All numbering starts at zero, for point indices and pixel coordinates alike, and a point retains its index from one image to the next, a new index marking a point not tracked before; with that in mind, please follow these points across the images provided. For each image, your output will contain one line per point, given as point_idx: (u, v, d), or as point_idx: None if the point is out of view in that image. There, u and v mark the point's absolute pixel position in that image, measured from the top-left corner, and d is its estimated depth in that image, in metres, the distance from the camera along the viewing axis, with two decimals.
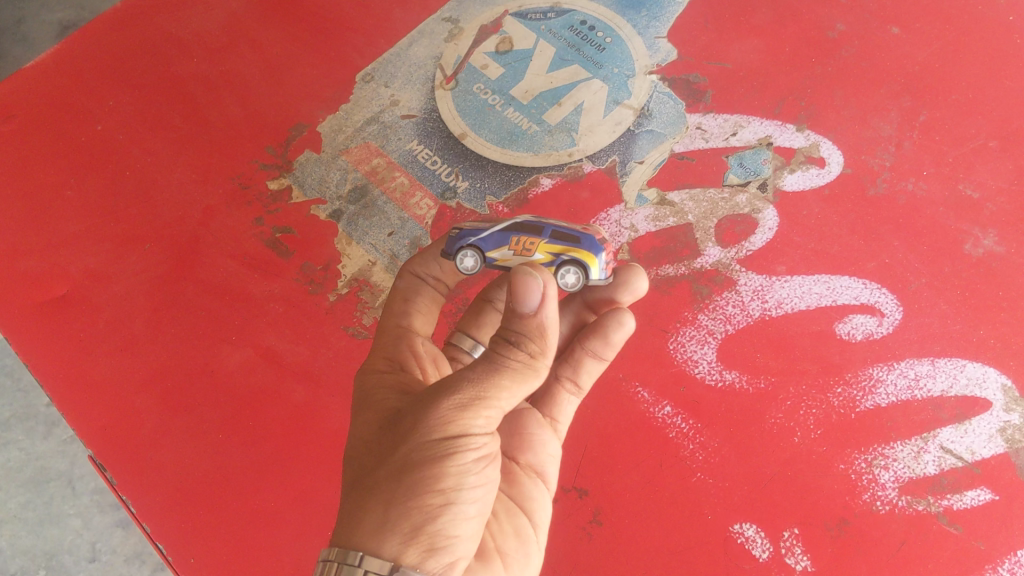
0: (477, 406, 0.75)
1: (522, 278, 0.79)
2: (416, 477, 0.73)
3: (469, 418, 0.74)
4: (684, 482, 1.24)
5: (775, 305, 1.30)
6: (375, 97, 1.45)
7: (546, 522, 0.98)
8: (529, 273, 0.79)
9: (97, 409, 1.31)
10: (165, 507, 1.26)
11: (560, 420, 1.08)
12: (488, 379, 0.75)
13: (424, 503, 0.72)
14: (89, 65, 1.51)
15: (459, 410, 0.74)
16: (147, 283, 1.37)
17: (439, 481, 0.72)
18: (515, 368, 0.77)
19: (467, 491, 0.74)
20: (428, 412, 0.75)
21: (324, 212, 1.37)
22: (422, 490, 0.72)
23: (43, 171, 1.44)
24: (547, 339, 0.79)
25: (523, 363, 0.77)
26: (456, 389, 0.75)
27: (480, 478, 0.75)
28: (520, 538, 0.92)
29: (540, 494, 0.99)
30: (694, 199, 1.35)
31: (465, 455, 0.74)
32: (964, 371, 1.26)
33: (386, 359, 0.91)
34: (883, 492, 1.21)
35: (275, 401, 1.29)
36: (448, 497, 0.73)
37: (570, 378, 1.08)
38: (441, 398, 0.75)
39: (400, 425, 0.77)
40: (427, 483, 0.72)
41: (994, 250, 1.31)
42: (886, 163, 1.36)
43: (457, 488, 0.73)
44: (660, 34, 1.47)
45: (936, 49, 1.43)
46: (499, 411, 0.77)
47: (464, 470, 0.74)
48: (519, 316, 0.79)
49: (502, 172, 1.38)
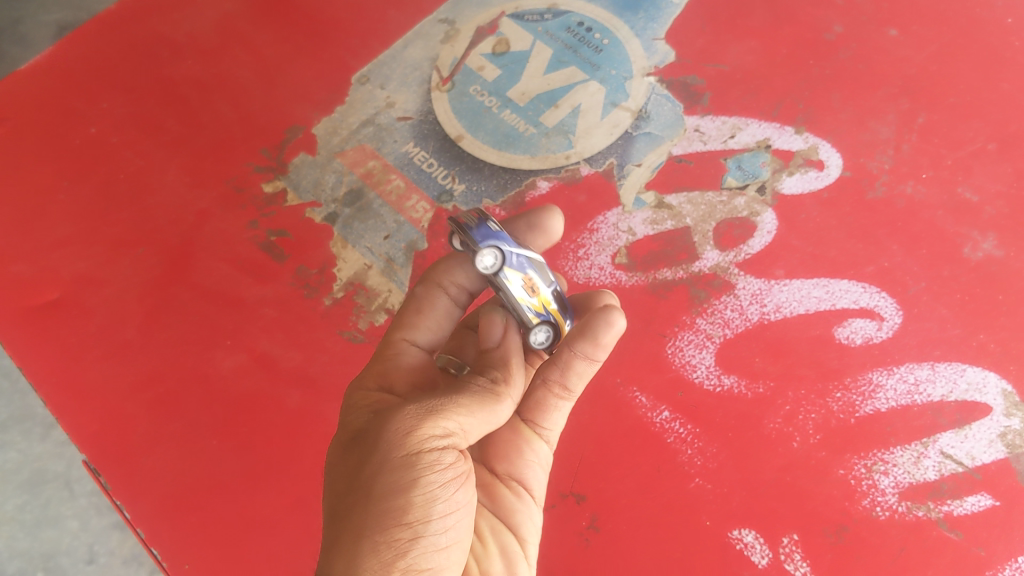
0: (434, 429, 0.76)
1: (485, 321, 0.89)
2: (380, 510, 0.73)
3: (428, 440, 0.76)
4: (682, 487, 1.23)
5: (774, 309, 1.29)
6: (370, 99, 1.44)
7: (533, 531, 0.99)
8: (491, 314, 0.89)
9: (91, 413, 1.30)
10: (160, 512, 1.26)
11: (549, 427, 0.99)
12: (446, 400, 0.78)
13: (393, 536, 0.73)
14: (82, 67, 1.50)
15: (419, 434, 0.76)
16: (141, 287, 1.36)
17: (405, 512, 0.73)
18: (474, 392, 0.80)
19: (435, 521, 0.75)
20: (389, 438, 0.76)
21: (320, 215, 1.36)
22: (389, 524, 0.73)
23: (37, 173, 1.43)
24: (509, 370, 0.84)
25: (484, 390, 0.81)
26: (414, 412, 0.77)
27: (447, 504, 0.76)
28: (506, 556, 0.94)
29: (525, 505, 0.99)
30: (692, 202, 1.34)
31: (429, 479, 0.75)
32: (964, 375, 1.25)
33: (379, 377, 0.90)
34: (883, 498, 1.20)
35: (269, 406, 1.28)
36: (416, 528, 0.74)
37: (557, 382, 0.94)
38: (400, 422, 0.76)
39: (362, 456, 0.78)
40: (393, 514, 0.73)
41: (993, 254, 1.30)
42: (885, 166, 1.35)
43: (425, 517, 0.74)
44: (658, 36, 1.46)
45: (933, 52, 1.42)
46: (459, 429, 0.78)
47: (431, 496, 0.75)
48: (484, 352, 0.86)
49: (499, 175, 1.37)
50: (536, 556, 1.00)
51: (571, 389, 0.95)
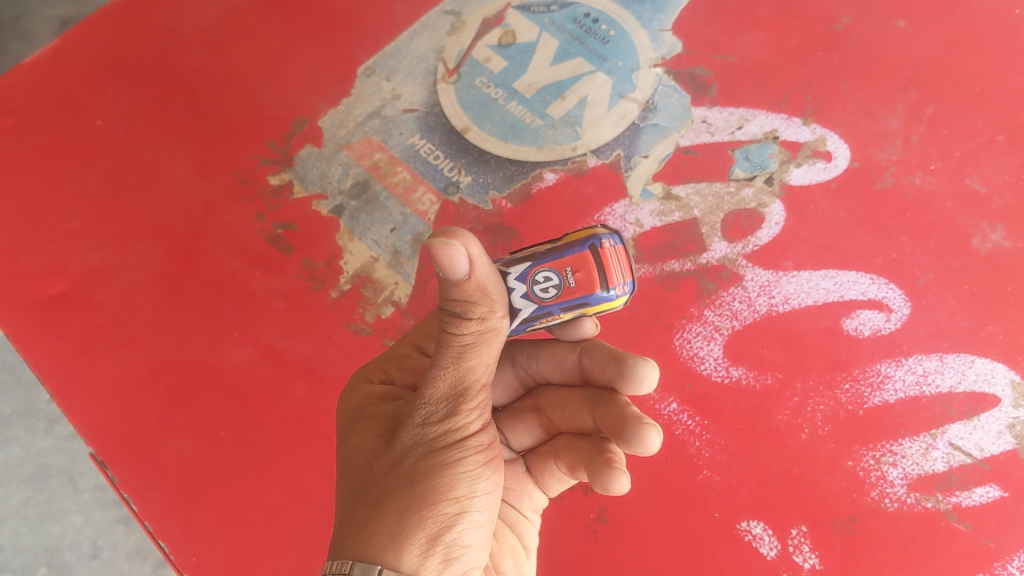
0: (466, 401, 0.76)
1: (438, 248, 0.66)
2: (425, 488, 0.73)
3: (461, 410, 0.75)
4: (690, 479, 1.23)
5: (782, 300, 1.28)
6: (377, 91, 1.44)
7: (533, 542, 0.99)
8: (449, 235, 0.67)
9: (100, 406, 1.30)
10: (170, 504, 1.26)
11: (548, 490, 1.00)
12: (467, 364, 0.74)
13: (439, 513, 0.73)
14: (88, 60, 1.49)
15: (451, 405, 0.75)
16: (148, 279, 1.35)
17: (452, 490, 0.74)
18: (481, 340, 0.74)
19: (478, 499, 0.76)
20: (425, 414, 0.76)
21: (326, 208, 1.36)
22: (436, 501, 0.73)
23: (43, 166, 1.43)
24: (491, 296, 0.73)
25: (487, 339, 0.74)
26: (441, 383, 0.75)
27: (487, 481, 0.77)
28: (516, 557, 0.94)
29: (527, 524, 0.99)
30: (699, 193, 1.33)
31: (471, 457, 0.76)
32: (972, 366, 1.24)
33: (381, 371, 0.92)
34: (892, 490, 1.20)
35: (277, 398, 1.28)
36: (460, 506, 0.74)
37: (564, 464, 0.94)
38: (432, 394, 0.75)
39: (398, 430, 0.77)
40: (440, 492, 0.73)
41: (1001, 245, 1.29)
42: (893, 157, 1.34)
43: (469, 494, 0.75)
44: (664, 27, 1.45)
45: (942, 43, 1.41)
46: (485, 391, 0.78)
47: (475, 474, 0.76)
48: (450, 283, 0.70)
49: (505, 167, 1.37)
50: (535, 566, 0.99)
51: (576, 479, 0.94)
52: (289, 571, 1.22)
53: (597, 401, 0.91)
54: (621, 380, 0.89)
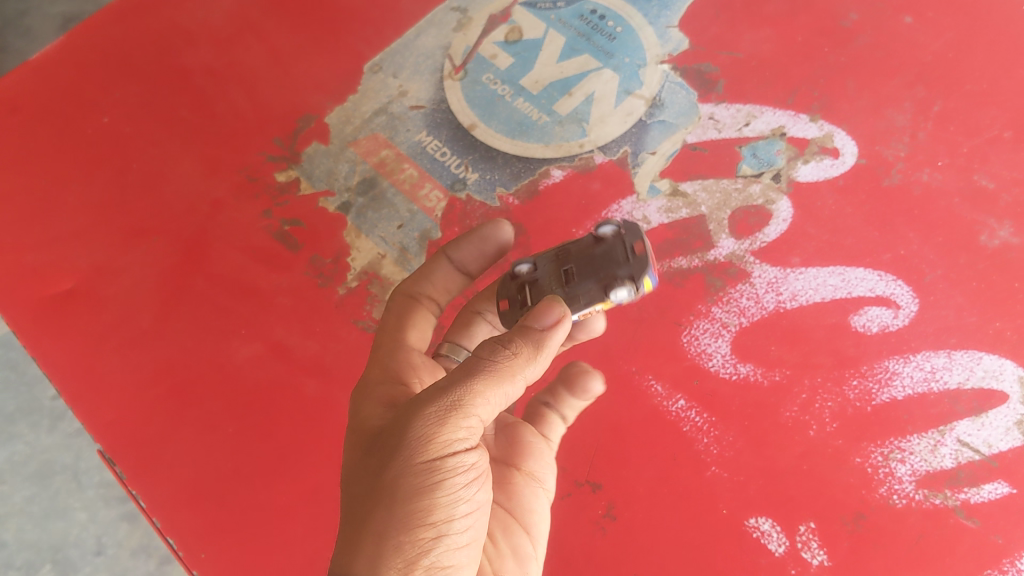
0: (456, 426, 0.77)
1: (546, 304, 0.83)
2: (406, 511, 0.74)
3: (449, 431, 0.77)
4: (698, 475, 1.23)
5: (790, 297, 1.28)
6: (383, 87, 1.43)
7: (543, 529, 1.02)
8: (552, 300, 0.84)
9: (107, 403, 1.30)
10: (177, 501, 1.26)
11: (555, 437, 1.10)
12: (464, 387, 0.77)
13: (418, 536, 0.74)
14: (94, 58, 1.49)
15: (441, 426, 0.76)
16: (155, 276, 1.35)
17: (431, 514, 0.75)
18: (490, 374, 0.79)
19: (457, 521, 0.77)
20: (413, 434, 0.76)
21: (333, 204, 1.36)
22: (415, 526, 0.74)
23: (49, 163, 1.43)
24: (541, 355, 0.82)
25: (502, 367, 0.79)
26: (435, 405, 0.77)
27: (469, 504, 0.79)
28: (518, 557, 0.96)
29: (539, 509, 1.02)
30: (707, 189, 1.33)
31: (454, 480, 0.77)
32: (981, 363, 1.24)
33: (382, 370, 0.94)
34: (900, 486, 1.20)
35: (285, 395, 1.28)
36: (439, 529, 0.75)
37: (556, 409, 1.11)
38: (427, 416, 0.77)
39: (384, 448, 0.78)
40: (420, 515, 0.74)
41: (1009, 241, 1.29)
42: (900, 154, 1.34)
43: (449, 518, 0.76)
44: (671, 23, 1.45)
45: (949, 40, 1.41)
46: (478, 421, 0.79)
47: (456, 496, 0.77)
48: (522, 328, 0.82)
49: (512, 164, 1.37)
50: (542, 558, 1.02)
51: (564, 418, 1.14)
52: (296, 567, 1.21)
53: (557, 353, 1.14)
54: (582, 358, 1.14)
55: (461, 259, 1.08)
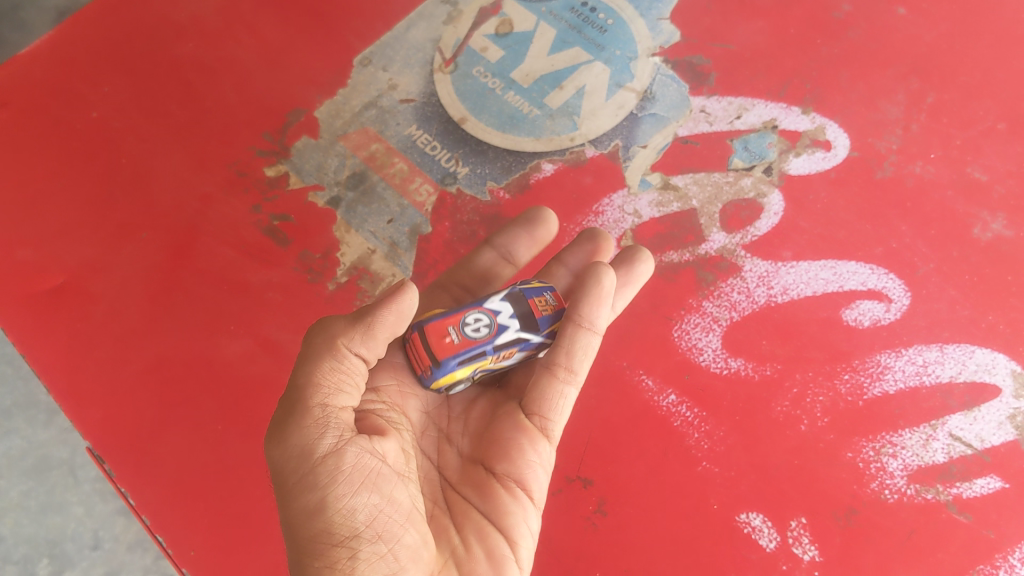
0: (318, 438, 0.81)
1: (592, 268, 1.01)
2: (308, 536, 0.80)
3: (314, 447, 0.81)
4: (689, 471, 1.22)
5: (781, 291, 1.27)
6: (373, 81, 1.43)
7: (526, 536, 0.95)
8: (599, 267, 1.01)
9: (98, 399, 1.30)
10: (168, 497, 1.26)
11: (554, 429, 0.99)
12: (310, 402, 0.83)
13: (330, 556, 0.80)
14: (83, 52, 1.48)
15: (304, 447, 0.81)
16: (145, 272, 1.35)
17: (330, 534, 0.80)
18: (330, 368, 0.85)
19: (362, 531, 0.80)
20: (288, 467, 0.82)
21: (323, 199, 1.35)
22: (320, 547, 0.80)
23: (39, 158, 1.42)
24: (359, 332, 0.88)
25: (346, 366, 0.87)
26: (295, 429, 0.82)
27: (366, 511, 0.81)
28: (492, 560, 0.91)
29: (519, 510, 0.95)
30: (698, 183, 1.32)
31: (337, 491, 0.80)
32: (973, 357, 1.23)
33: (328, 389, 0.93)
34: (892, 481, 1.20)
35: (276, 391, 1.28)
36: (347, 544, 0.80)
37: (562, 365, 0.98)
38: (286, 446, 0.82)
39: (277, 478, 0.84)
40: (323, 536, 0.80)
41: (1002, 234, 1.28)
42: (893, 146, 1.33)
43: (352, 532, 0.80)
44: (663, 15, 1.44)
45: (943, 31, 1.40)
46: (343, 421, 0.83)
47: (348, 509, 0.80)
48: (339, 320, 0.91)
49: (503, 158, 1.36)
50: (530, 559, 0.96)
51: (577, 370, 0.99)
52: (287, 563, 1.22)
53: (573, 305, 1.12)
54: (634, 263, 1.13)
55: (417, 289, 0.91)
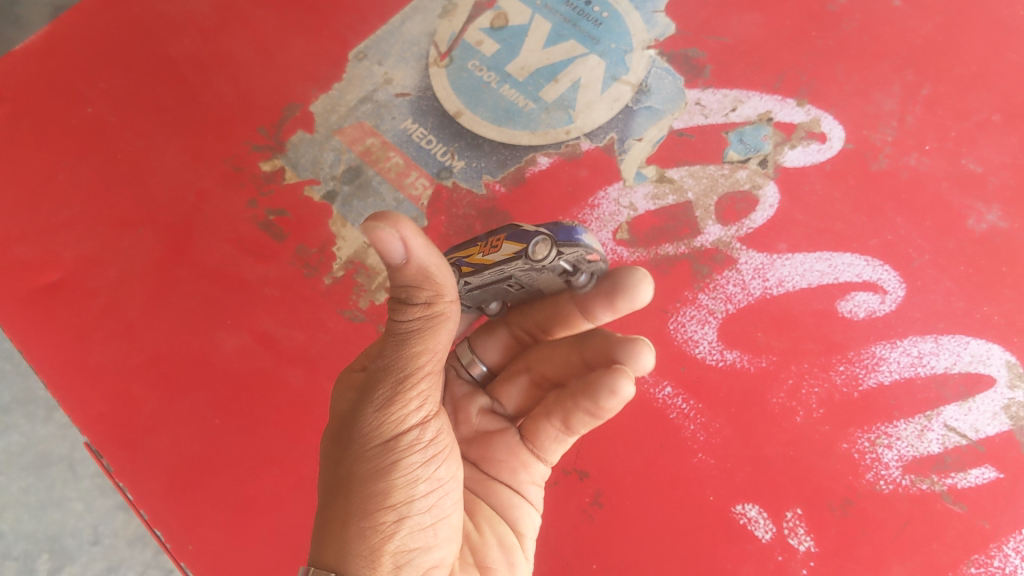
0: (408, 402, 0.78)
1: (633, 346, 0.88)
2: (363, 496, 0.76)
3: (402, 411, 0.77)
4: (685, 462, 1.23)
5: (777, 283, 1.28)
6: (369, 75, 1.42)
7: (529, 527, 0.99)
8: (636, 344, 0.88)
9: (96, 394, 1.31)
10: (167, 491, 1.27)
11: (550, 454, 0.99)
12: (405, 359, 0.76)
13: (379, 521, 0.76)
14: (78, 47, 1.48)
15: (392, 406, 0.77)
16: (142, 267, 1.35)
17: (388, 497, 0.76)
18: (418, 332, 0.76)
19: (418, 501, 0.78)
20: (363, 419, 0.77)
21: (319, 193, 1.36)
22: (374, 510, 0.76)
23: (35, 155, 1.42)
24: (435, 280, 0.73)
25: (426, 319, 0.75)
26: (385, 386, 0.77)
27: (429, 482, 0.80)
28: (503, 548, 0.93)
29: (522, 505, 0.98)
30: (693, 175, 1.33)
31: (410, 460, 0.78)
32: (968, 348, 1.24)
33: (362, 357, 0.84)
34: (887, 472, 1.20)
35: (273, 386, 1.28)
36: (400, 511, 0.77)
37: (559, 420, 0.95)
38: (370, 402, 0.77)
39: (342, 435, 0.79)
40: (379, 500, 0.76)
41: (998, 225, 1.28)
42: (888, 138, 1.33)
43: (408, 499, 0.77)
44: (658, 7, 1.43)
45: (938, 23, 1.40)
46: (430, 395, 0.80)
47: (413, 477, 0.78)
48: (394, 269, 0.72)
49: (499, 151, 1.36)
50: (533, 549, 1.00)
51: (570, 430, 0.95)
52: (286, 555, 1.23)
53: (580, 339, 0.95)
54: (616, 296, 0.91)
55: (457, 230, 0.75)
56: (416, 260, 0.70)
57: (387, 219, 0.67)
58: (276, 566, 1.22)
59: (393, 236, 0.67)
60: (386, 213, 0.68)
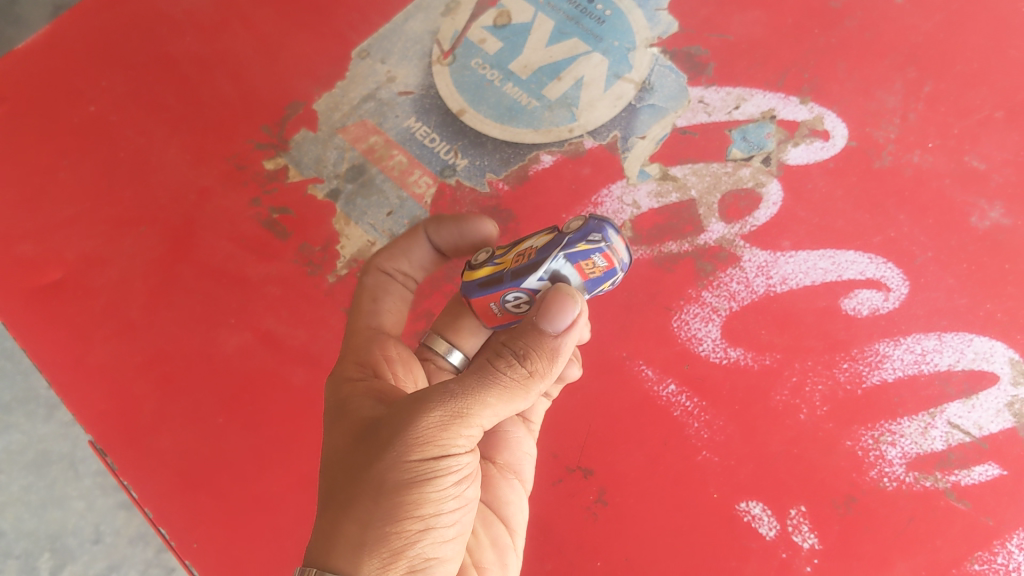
0: (457, 431, 0.77)
1: (558, 301, 0.76)
2: (393, 502, 0.74)
3: (449, 436, 0.76)
4: (689, 460, 1.23)
5: (780, 281, 1.28)
6: (371, 73, 1.42)
7: (521, 522, 1.02)
8: (566, 294, 0.77)
9: (99, 393, 1.30)
10: (170, 490, 1.26)
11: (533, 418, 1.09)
12: (474, 396, 0.77)
13: (404, 528, 0.75)
14: (79, 45, 1.48)
15: (441, 429, 0.76)
16: (144, 266, 1.35)
17: (419, 506, 0.75)
18: (508, 386, 0.78)
19: (445, 516, 0.78)
20: (409, 433, 0.76)
21: (322, 191, 1.35)
22: (403, 517, 0.74)
23: (37, 154, 1.42)
24: (552, 362, 0.80)
25: (518, 382, 0.79)
26: (440, 409, 0.76)
27: (457, 500, 0.79)
28: (498, 548, 0.96)
29: (515, 502, 1.02)
30: (696, 173, 1.33)
31: (444, 480, 0.77)
32: (971, 345, 1.24)
33: (358, 365, 0.92)
34: (891, 469, 1.20)
35: (276, 384, 1.28)
36: (426, 522, 0.76)
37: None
38: (426, 415, 0.76)
39: (377, 439, 0.78)
40: (408, 508, 0.75)
41: (1000, 223, 1.28)
42: (891, 136, 1.33)
43: (436, 511, 0.77)
44: (661, 5, 1.43)
45: (940, 20, 1.40)
46: (484, 425, 0.79)
47: (445, 494, 0.77)
48: (534, 332, 0.79)
49: (502, 149, 1.36)
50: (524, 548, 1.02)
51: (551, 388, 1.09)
52: (290, 554, 1.22)
53: None
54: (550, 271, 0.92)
55: (439, 242, 1.04)
56: (553, 339, 0.79)
57: (572, 296, 0.77)
58: (279, 565, 1.22)
59: (567, 311, 0.77)
60: (572, 292, 0.77)
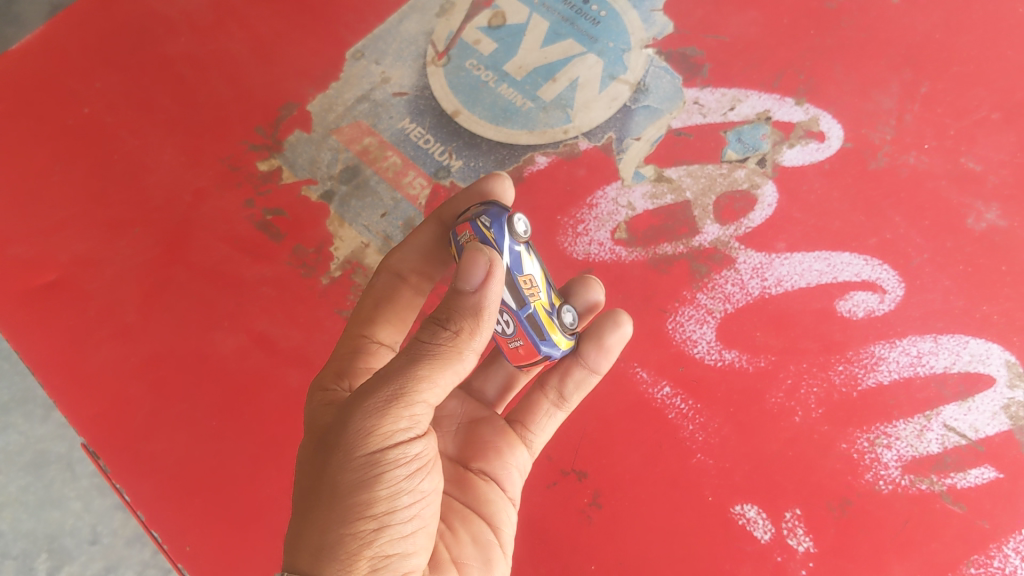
0: (398, 416, 0.77)
1: (469, 257, 0.81)
2: (347, 505, 0.75)
3: (392, 424, 0.77)
4: (684, 462, 1.23)
5: (775, 282, 1.27)
6: (366, 75, 1.42)
7: (507, 523, 1.02)
8: (476, 251, 0.81)
9: (93, 394, 1.30)
10: (164, 492, 1.26)
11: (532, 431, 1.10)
12: (409, 377, 0.77)
13: (358, 529, 0.75)
14: (75, 46, 1.48)
15: (382, 418, 0.76)
16: (138, 267, 1.35)
17: (371, 506, 0.76)
18: (436, 358, 0.79)
19: (400, 512, 0.78)
20: (352, 429, 0.76)
21: (316, 193, 1.35)
22: (354, 517, 0.75)
23: (32, 154, 1.42)
24: (478, 322, 0.81)
25: (448, 352, 0.79)
26: (378, 400, 0.76)
27: (412, 494, 0.79)
28: (478, 545, 0.95)
29: (500, 501, 1.02)
30: (691, 175, 1.32)
31: (394, 473, 0.77)
32: (967, 347, 1.23)
33: (336, 374, 0.93)
34: (886, 472, 1.20)
35: (270, 386, 1.28)
36: (380, 521, 0.76)
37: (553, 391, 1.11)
38: (364, 410, 0.76)
39: (327, 443, 0.78)
40: (360, 509, 0.75)
41: (997, 224, 1.28)
42: (887, 136, 1.33)
43: (391, 510, 0.77)
44: (656, 7, 1.43)
45: (937, 20, 1.39)
46: (424, 408, 0.80)
47: (398, 489, 0.77)
48: (457, 296, 0.81)
49: (497, 150, 1.36)
50: (510, 550, 1.01)
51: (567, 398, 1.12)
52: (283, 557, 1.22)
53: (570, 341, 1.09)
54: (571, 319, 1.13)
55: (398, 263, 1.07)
56: (473, 297, 0.80)
57: (482, 251, 0.81)
58: (272, 567, 1.22)
59: (479, 265, 0.80)
60: (482, 247, 0.81)
